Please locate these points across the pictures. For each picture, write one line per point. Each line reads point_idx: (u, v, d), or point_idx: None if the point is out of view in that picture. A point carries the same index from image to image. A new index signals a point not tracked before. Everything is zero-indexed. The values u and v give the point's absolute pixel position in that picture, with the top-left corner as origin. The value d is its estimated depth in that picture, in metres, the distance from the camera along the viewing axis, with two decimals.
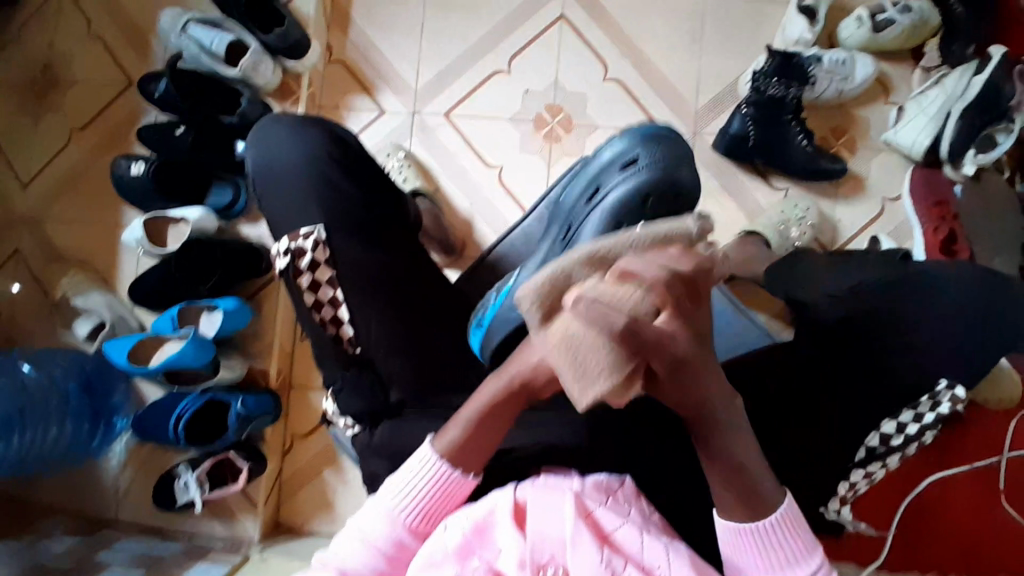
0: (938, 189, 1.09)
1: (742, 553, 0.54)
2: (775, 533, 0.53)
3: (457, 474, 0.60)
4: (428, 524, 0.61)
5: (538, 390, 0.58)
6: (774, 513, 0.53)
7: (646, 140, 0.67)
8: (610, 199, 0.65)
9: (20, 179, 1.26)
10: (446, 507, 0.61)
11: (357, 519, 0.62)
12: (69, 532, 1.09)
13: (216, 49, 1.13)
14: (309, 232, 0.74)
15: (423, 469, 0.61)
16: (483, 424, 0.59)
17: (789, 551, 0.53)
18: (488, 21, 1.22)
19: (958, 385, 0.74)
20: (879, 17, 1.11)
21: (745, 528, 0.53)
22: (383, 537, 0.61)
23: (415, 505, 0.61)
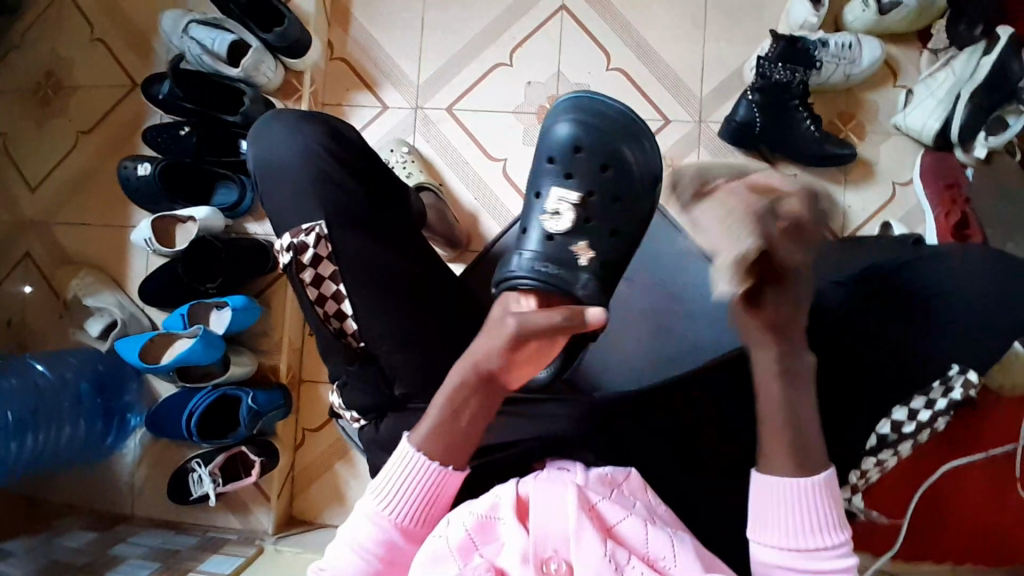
0: (949, 172, 1.08)
1: (770, 507, 0.55)
2: (816, 494, 0.54)
3: (437, 468, 0.60)
4: (419, 524, 0.61)
5: (502, 369, 0.58)
6: (817, 476, 0.55)
7: (592, 109, 0.78)
8: (549, 166, 0.76)
9: (28, 182, 1.27)
10: (435, 507, 0.61)
11: (346, 524, 0.62)
12: (87, 527, 1.11)
13: (219, 49, 1.14)
14: (312, 228, 0.75)
15: (403, 468, 0.60)
16: (458, 411, 0.60)
17: (824, 518, 0.54)
18: (489, 13, 1.21)
19: (970, 369, 0.75)
20: (885, 0, 1.08)
21: (789, 480, 0.55)
22: (371, 539, 0.60)
23: (402, 504, 0.61)
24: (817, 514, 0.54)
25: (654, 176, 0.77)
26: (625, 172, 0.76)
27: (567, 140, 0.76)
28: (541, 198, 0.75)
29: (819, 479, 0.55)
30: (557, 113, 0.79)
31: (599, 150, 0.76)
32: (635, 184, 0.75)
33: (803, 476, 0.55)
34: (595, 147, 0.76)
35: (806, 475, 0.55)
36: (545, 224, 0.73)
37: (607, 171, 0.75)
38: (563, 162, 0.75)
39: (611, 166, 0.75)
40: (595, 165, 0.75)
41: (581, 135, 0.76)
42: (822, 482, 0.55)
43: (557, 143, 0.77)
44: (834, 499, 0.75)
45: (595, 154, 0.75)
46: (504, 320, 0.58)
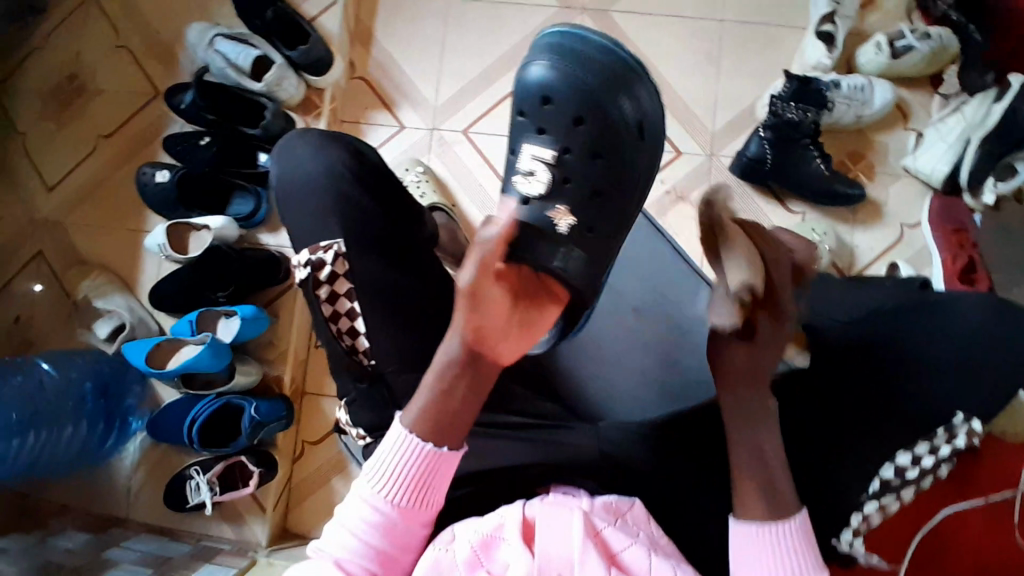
0: (956, 216, 1.09)
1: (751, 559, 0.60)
2: (786, 540, 0.59)
3: (431, 448, 0.60)
4: (417, 504, 0.61)
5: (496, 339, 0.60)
6: (790, 522, 0.60)
7: (571, 43, 0.76)
8: (526, 114, 0.77)
9: (46, 182, 1.29)
10: (432, 488, 0.61)
11: (344, 507, 0.62)
12: (80, 529, 1.10)
13: (242, 63, 1.16)
14: (330, 245, 0.77)
15: (395, 447, 0.61)
16: (450, 393, 0.61)
17: (797, 562, 0.59)
18: (507, 39, 1.24)
19: (973, 418, 0.72)
20: (898, 44, 1.12)
21: (764, 528, 0.60)
22: (370, 521, 0.61)
23: (398, 487, 0.61)
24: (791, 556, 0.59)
25: (643, 127, 0.77)
26: (609, 113, 0.75)
27: (541, 91, 0.76)
28: (516, 155, 0.77)
29: (792, 524, 0.59)
30: (537, 52, 0.78)
31: (574, 94, 0.75)
32: (623, 141, 0.76)
33: (775, 521, 0.60)
34: (569, 93, 0.75)
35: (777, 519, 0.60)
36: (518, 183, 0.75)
37: (586, 119, 0.75)
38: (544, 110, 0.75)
39: (586, 111, 0.75)
40: (569, 111, 0.75)
41: (554, 86, 0.75)
42: (794, 527, 0.60)
43: (535, 90, 0.77)
44: (834, 542, 0.72)
45: (570, 99, 0.75)
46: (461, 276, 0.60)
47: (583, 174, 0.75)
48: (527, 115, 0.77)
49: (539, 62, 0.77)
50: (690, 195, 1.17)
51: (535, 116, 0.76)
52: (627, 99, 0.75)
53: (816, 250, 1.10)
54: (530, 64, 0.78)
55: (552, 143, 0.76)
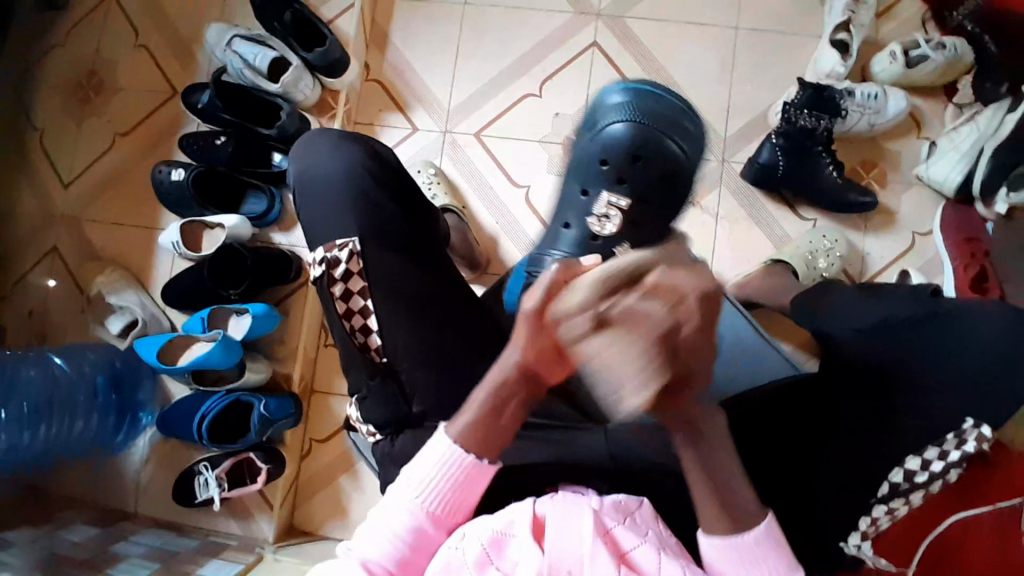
0: (969, 225, 1.08)
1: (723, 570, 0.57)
2: (756, 551, 0.56)
3: (471, 460, 0.61)
4: (450, 513, 0.62)
5: (543, 367, 0.57)
6: (752, 533, 0.57)
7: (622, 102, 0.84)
8: (571, 169, 0.86)
9: (63, 180, 1.31)
10: (469, 494, 0.62)
11: (378, 509, 0.63)
12: (88, 523, 1.11)
13: (260, 65, 1.18)
14: (345, 244, 0.78)
15: (439, 456, 0.61)
16: (499, 408, 0.60)
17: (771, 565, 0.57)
18: (521, 45, 1.25)
19: (983, 423, 0.71)
20: (913, 53, 1.12)
21: (729, 542, 0.57)
22: (403, 527, 0.61)
23: (434, 494, 0.61)
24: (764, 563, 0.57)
25: (692, 165, 0.84)
26: (652, 154, 0.82)
27: (597, 152, 0.84)
28: (590, 196, 0.83)
29: (757, 535, 0.57)
30: (608, 108, 0.85)
31: (619, 152, 0.82)
32: (664, 167, 0.82)
33: (741, 534, 0.57)
34: (621, 152, 0.82)
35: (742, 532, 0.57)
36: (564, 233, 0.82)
37: (632, 164, 0.82)
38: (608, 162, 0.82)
39: (641, 156, 0.82)
40: (622, 158, 0.82)
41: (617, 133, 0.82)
42: (761, 533, 0.57)
43: (595, 142, 0.84)
44: (841, 545, 0.73)
45: (619, 157, 0.82)
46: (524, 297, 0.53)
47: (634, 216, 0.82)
48: (571, 171, 0.87)
49: (592, 124, 0.86)
50: (701, 200, 1.17)
51: (572, 168, 0.86)
52: (680, 140, 0.82)
53: (828, 257, 1.09)
54: (584, 129, 0.87)
55: (590, 186, 0.84)
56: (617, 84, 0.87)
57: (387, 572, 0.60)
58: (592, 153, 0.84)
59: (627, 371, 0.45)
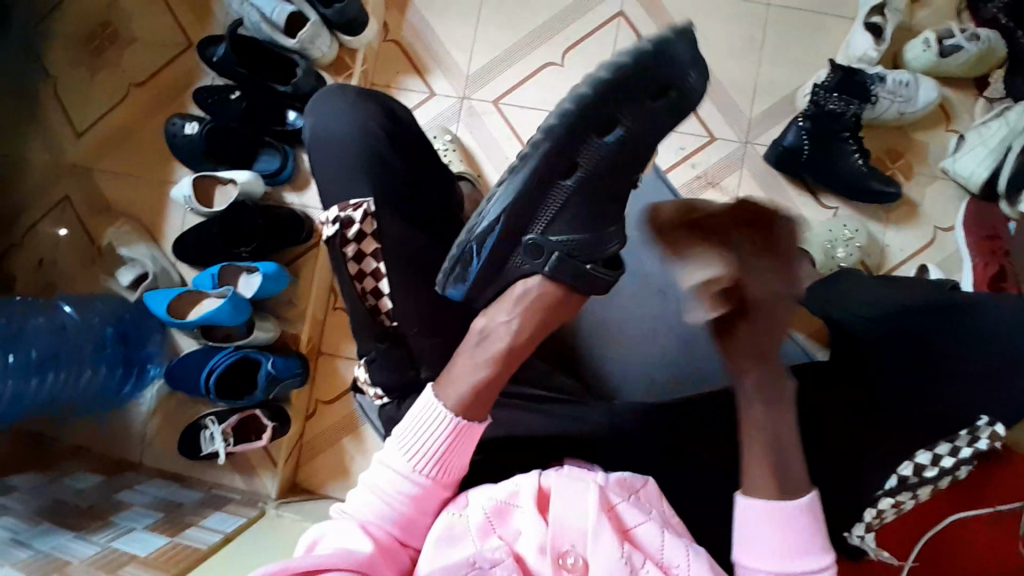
0: (990, 223, 1.06)
1: (759, 533, 0.58)
2: (797, 519, 0.58)
3: (461, 424, 0.61)
4: (446, 473, 0.61)
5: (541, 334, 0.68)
6: (798, 500, 0.59)
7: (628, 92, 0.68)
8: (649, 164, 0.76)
9: (76, 129, 1.30)
10: (460, 455, 0.62)
11: (371, 472, 0.62)
12: (94, 471, 1.13)
13: (276, 19, 1.14)
14: (360, 203, 0.77)
15: (431, 421, 0.61)
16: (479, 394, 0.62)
17: (804, 538, 0.58)
18: (544, 12, 1.21)
19: (997, 422, 0.72)
20: (947, 43, 1.08)
21: (774, 506, 0.59)
22: (400, 490, 0.60)
23: (427, 457, 0.60)
24: (796, 535, 0.58)
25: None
26: (629, 153, 0.70)
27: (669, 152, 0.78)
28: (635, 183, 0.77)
29: (800, 503, 0.58)
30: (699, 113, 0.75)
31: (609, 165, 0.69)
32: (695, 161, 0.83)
33: (782, 500, 0.59)
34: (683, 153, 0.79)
35: (782, 499, 0.59)
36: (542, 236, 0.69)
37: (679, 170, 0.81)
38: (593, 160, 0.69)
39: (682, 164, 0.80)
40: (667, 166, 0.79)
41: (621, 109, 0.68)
42: (804, 505, 0.59)
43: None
44: (845, 535, 0.72)
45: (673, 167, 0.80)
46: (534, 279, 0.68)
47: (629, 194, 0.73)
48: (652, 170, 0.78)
49: (683, 129, 0.76)
50: (719, 182, 1.15)
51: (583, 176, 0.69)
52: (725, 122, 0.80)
53: (846, 246, 1.07)
54: (677, 125, 0.75)
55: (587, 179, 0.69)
56: (691, 86, 0.75)
57: (386, 531, 0.59)
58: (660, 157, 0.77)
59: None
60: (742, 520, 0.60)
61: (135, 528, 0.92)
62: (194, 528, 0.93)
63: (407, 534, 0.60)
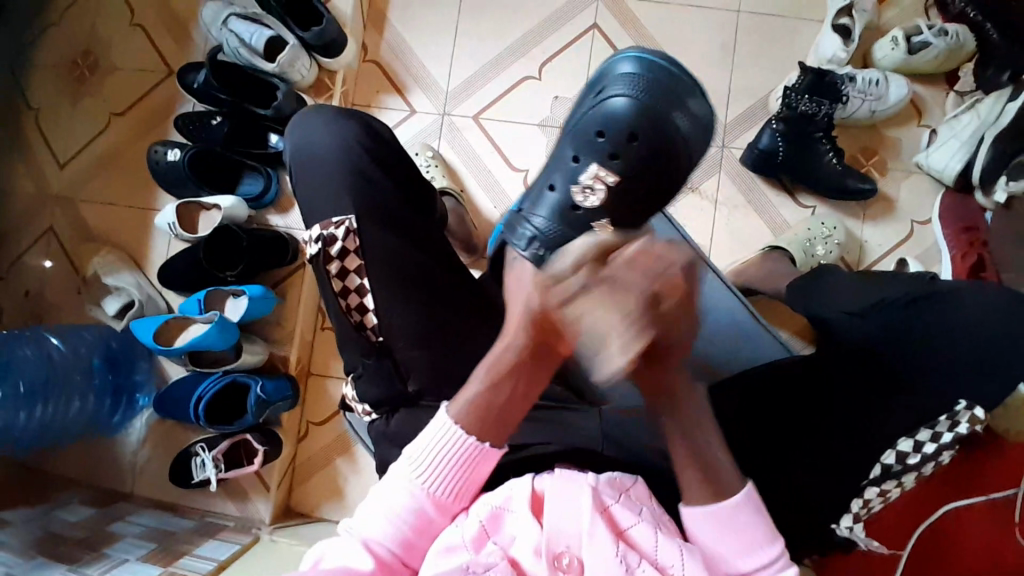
0: (967, 215, 1.08)
1: (707, 537, 0.59)
2: (736, 518, 0.59)
3: (475, 443, 0.61)
4: (454, 496, 0.61)
5: (540, 337, 0.59)
6: (733, 498, 0.59)
7: (648, 73, 0.77)
8: (570, 138, 0.80)
9: (59, 160, 1.30)
10: (472, 480, 0.62)
11: (379, 490, 0.62)
12: (86, 503, 1.12)
13: (256, 44, 1.17)
14: (343, 220, 0.78)
15: (442, 438, 0.61)
16: (496, 387, 0.61)
17: (749, 535, 0.59)
18: (520, 27, 1.23)
19: (976, 406, 0.75)
20: (915, 40, 1.11)
21: (711, 511, 0.59)
22: (406, 509, 0.60)
23: (437, 476, 0.61)
24: (744, 535, 0.59)
25: (695, 141, 0.79)
26: (650, 131, 0.76)
27: (597, 120, 0.78)
28: (579, 163, 0.78)
29: (738, 499, 0.59)
30: (616, 78, 0.79)
31: (619, 131, 0.77)
32: (667, 154, 0.77)
33: (725, 501, 0.59)
34: (624, 123, 0.76)
35: (725, 500, 0.59)
36: (550, 202, 0.77)
37: (636, 143, 0.76)
38: (607, 135, 0.77)
39: (641, 141, 0.76)
40: (618, 139, 0.76)
41: (629, 85, 0.77)
42: (743, 502, 0.59)
43: (676, 111, 0.77)
44: (834, 528, 0.72)
45: (618, 146, 0.77)
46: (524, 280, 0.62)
47: (626, 185, 0.77)
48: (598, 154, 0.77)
49: (603, 90, 0.79)
50: (699, 186, 1.17)
51: (599, 147, 0.77)
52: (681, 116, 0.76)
53: (825, 245, 1.09)
54: (596, 93, 0.80)
55: (602, 151, 0.77)
56: (668, 59, 0.79)
57: (390, 552, 0.59)
58: (577, 135, 0.79)
59: (616, 316, 0.54)
60: (688, 531, 0.60)
61: (127, 559, 0.90)
62: (187, 558, 0.92)
63: (410, 556, 0.59)
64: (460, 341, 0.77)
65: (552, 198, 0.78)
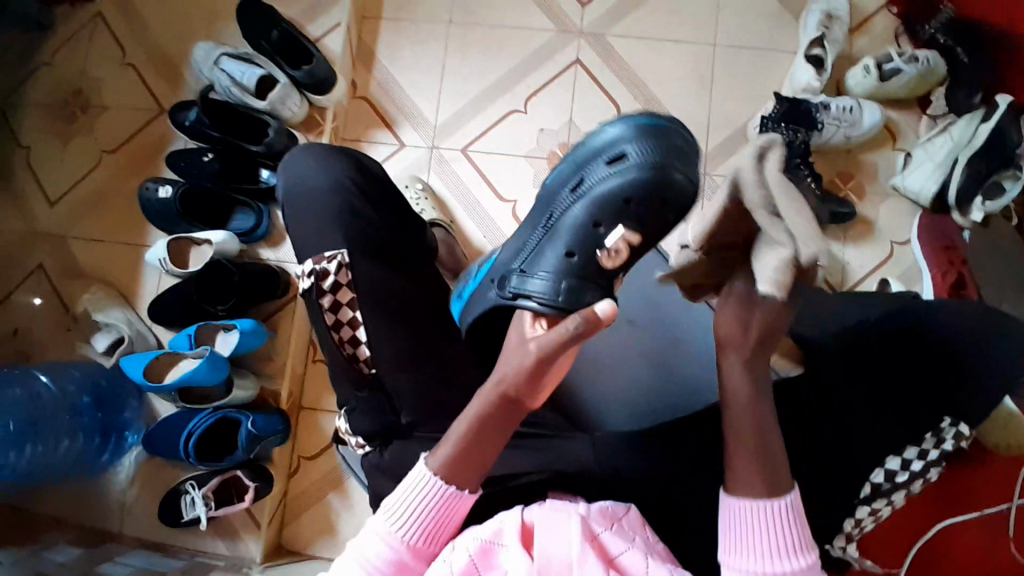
0: (945, 233, 1.12)
1: (741, 531, 0.62)
2: (779, 517, 0.60)
3: (453, 490, 0.62)
4: (429, 543, 0.62)
5: (526, 392, 0.61)
6: (780, 499, 0.61)
7: (650, 134, 0.75)
8: (571, 199, 0.76)
9: (50, 198, 1.30)
10: (447, 528, 0.63)
11: (356, 540, 0.63)
12: (73, 545, 1.09)
13: (247, 82, 1.19)
14: (333, 256, 0.78)
15: (418, 487, 0.62)
16: (472, 437, 0.62)
17: (790, 538, 0.60)
18: (506, 63, 1.27)
19: (961, 422, 0.78)
20: (886, 67, 1.14)
21: (754, 507, 0.61)
22: (382, 557, 0.61)
23: (414, 524, 0.62)
24: (785, 534, 0.60)
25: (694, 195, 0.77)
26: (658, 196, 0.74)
27: (614, 190, 0.74)
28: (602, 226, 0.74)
29: (783, 503, 0.61)
30: (619, 141, 0.76)
31: (629, 196, 0.74)
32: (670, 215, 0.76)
33: (769, 500, 0.61)
34: (645, 187, 0.74)
35: (767, 500, 0.61)
36: (553, 261, 0.74)
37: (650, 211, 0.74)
38: (612, 197, 0.74)
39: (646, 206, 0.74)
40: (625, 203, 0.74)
41: (633, 149, 0.75)
42: (787, 505, 0.61)
43: (681, 177, 0.75)
44: (827, 548, 0.75)
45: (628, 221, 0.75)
46: (525, 348, 0.61)
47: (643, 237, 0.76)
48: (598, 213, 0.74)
49: (609, 154, 0.76)
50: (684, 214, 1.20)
51: (603, 215, 0.74)
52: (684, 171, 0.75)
53: None
54: (597, 158, 0.76)
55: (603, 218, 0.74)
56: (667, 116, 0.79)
57: None
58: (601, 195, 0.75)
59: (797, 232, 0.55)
60: (725, 520, 0.63)
61: None
62: None
63: None
64: (453, 369, 0.78)
65: (552, 257, 0.74)
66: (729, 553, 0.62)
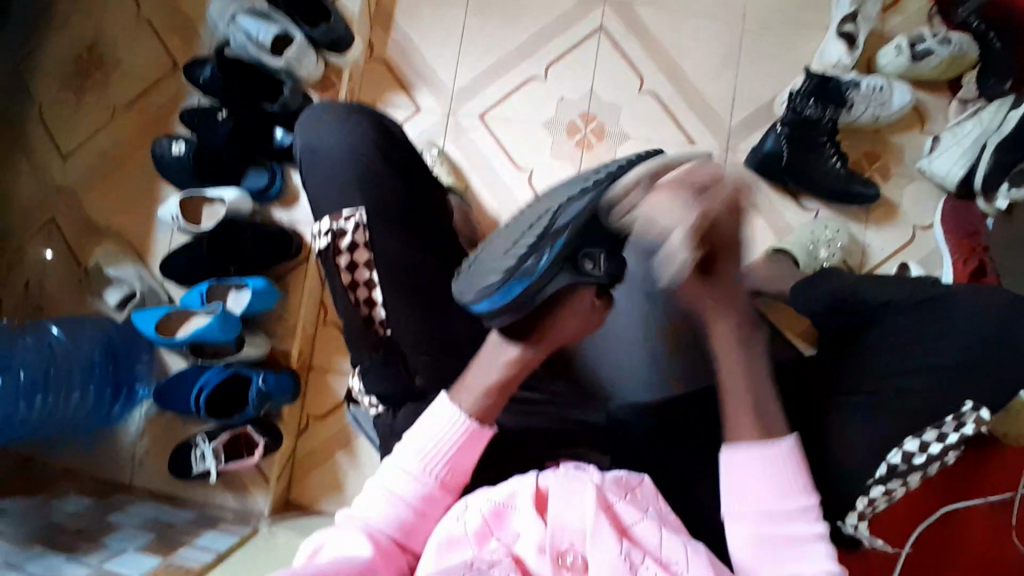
0: (969, 221, 1.09)
1: (746, 477, 0.59)
2: (786, 460, 0.59)
3: (477, 425, 0.64)
4: (454, 477, 0.63)
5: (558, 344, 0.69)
6: (784, 441, 0.60)
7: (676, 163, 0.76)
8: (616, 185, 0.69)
9: (62, 151, 1.30)
10: (469, 462, 0.64)
11: (382, 472, 0.64)
12: (84, 494, 1.11)
13: (263, 40, 1.15)
14: (351, 214, 0.78)
15: (448, 422, 0.63)
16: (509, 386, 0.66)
17: (796, 481, 0.59)
18: (527, 28, 1.24)
19: (981, 407, 0.74)
20: (919, 47, 1.11)
21: (762, 449, 0.59)
22: (407, 490, 0.62)
23: (440, 457, 0.63)
24: (788, 474, 0.59)
25: None
26: None
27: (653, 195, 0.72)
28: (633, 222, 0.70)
29: (787, 444, 0.60)
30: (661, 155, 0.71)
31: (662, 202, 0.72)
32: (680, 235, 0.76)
33: (773, 441, 0.60)
34: None
35: (770, 440, 0.59)
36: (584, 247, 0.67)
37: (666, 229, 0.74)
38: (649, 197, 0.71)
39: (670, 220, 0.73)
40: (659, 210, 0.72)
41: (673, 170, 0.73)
42: (790, 450, 0.60)
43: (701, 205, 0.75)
44: (840, 525, 0.74)
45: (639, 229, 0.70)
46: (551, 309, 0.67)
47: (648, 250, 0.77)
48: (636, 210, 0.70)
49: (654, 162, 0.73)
50: None
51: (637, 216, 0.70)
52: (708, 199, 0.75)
53: (829, 247, 1.10)
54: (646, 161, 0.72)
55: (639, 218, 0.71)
56: None
57: (389, 534, 0.60)
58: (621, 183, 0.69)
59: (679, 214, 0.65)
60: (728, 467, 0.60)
61: (126, 549, 0.90)
62: (185, 549, 0.92)
63: (409, 540, 0.60)
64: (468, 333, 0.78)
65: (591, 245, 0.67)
66: (733, 502, 0.59)
